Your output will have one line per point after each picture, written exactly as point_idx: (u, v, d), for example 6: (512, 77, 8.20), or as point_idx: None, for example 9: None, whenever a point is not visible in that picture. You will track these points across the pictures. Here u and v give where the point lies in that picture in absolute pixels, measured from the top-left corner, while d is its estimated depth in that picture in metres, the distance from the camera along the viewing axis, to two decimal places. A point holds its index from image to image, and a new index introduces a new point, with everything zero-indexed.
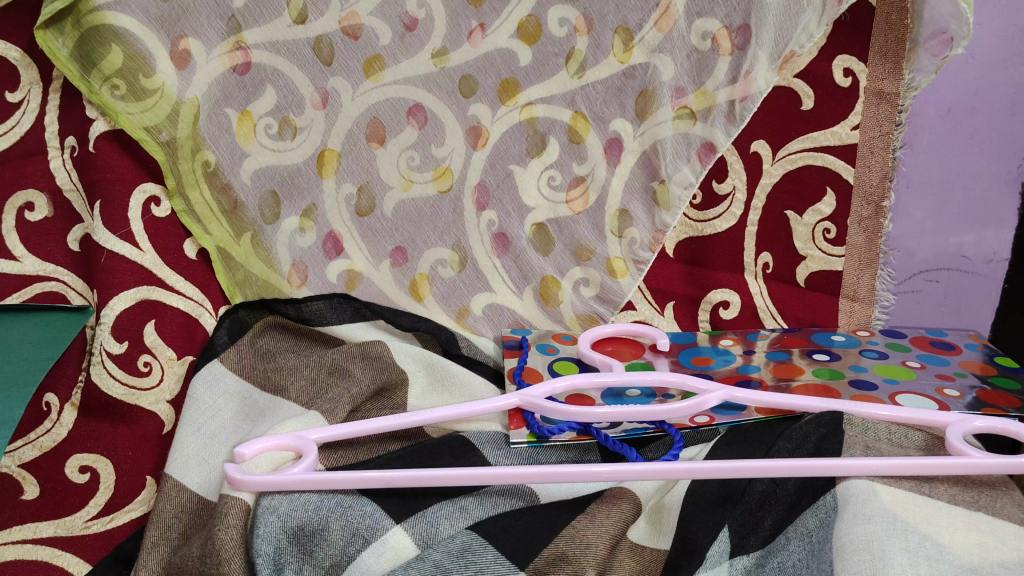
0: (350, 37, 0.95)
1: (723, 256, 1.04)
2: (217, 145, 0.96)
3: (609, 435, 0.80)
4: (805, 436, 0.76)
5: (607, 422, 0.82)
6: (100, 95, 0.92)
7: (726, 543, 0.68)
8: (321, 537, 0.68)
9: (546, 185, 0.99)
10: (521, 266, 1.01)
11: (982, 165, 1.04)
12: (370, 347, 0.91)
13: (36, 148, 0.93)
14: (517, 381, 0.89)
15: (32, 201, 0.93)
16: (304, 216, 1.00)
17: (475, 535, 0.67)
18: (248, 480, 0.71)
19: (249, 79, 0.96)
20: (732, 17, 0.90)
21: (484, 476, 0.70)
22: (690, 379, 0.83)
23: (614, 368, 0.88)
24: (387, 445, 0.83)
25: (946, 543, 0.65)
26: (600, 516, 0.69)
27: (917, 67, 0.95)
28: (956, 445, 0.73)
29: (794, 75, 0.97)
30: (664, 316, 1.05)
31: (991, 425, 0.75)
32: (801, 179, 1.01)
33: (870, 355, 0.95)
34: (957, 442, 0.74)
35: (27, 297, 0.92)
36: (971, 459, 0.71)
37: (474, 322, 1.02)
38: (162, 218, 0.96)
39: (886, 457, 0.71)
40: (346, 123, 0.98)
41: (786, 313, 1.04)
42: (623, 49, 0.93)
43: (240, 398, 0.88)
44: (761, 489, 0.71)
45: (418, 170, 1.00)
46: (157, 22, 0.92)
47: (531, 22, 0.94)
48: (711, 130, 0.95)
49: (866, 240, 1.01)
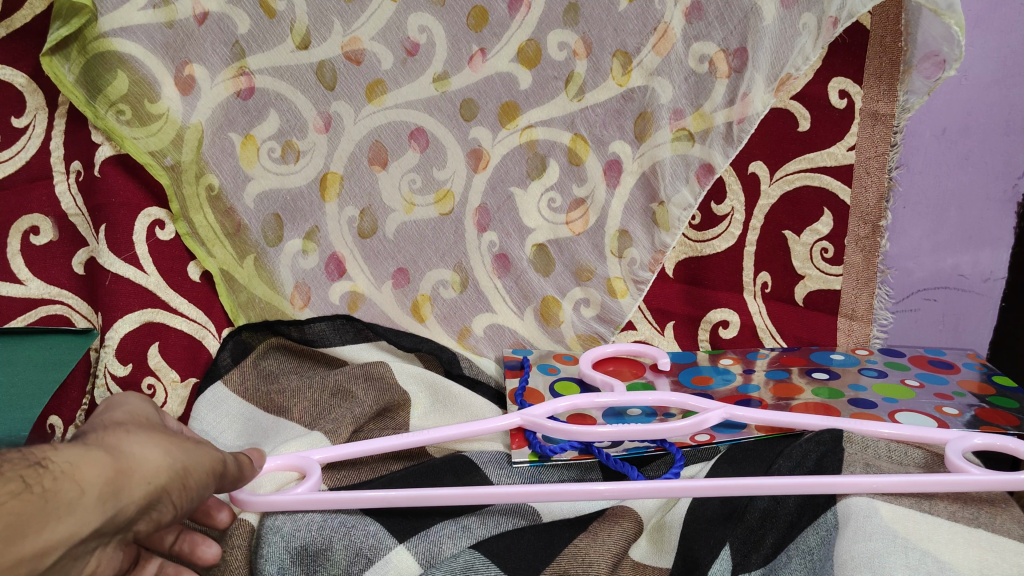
0: (352, 62, 0.97)
1: (723, 276, 1.04)
2: (220, 169, 0.98)
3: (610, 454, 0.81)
4: (805, 454, 0.76)
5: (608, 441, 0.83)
6: (106, 120, 0.94)
7: (728, 562, 0.67)
8: (325, 557, 0.68)
9: (547, 207, 1.00)
10: (522, 287, 1.02)
11: (978, 184, 1.05)
12: (373, 368, 0.92)
13: (42, 172, 0.95)
14: (519, 401, 0.90)
15: (37, 225, 0.95)
16: (307, 238, 1.01)
17: (478, 554, 0.68)
18: (254, 499, 0.71)
19: (252, 103, 0.97)
20: (729, 40, 0.91)
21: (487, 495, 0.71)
22: (690, 399, 0.83)
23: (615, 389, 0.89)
24: (390, 464, 0.84)
25: (947, 559, 0.65)
26: (603, 534, 0.69)
27: (911, 89, 0.96)
28: (956, 462, 0.74)
29: (791, 97, 0.98)
30: (664, 335, 1.05)
31: (986, 443, 0.76)
32: (798, 200, 1.02)
33: (869, 373, 0.96)
34: (956, 458, 0.74)
35: (32, 320, 0.95)
36: (971, 475, 0.71)
37: (475, 343, 1.03)
38: (166, 241, 0.98)
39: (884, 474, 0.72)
40: (349, 146, 0.99)
41: (785, 332, 1.05)
42: (622, 73, 0.95)
43: (243, 420, 0.89)
44: (762, 507, 0.72)
45: (419, 193, 1.01)
46: (163, 48, 0.94)
47: (530, 46, 0.95)
48: (709, 152, 0.95)
49: (863, 259, 1.03)
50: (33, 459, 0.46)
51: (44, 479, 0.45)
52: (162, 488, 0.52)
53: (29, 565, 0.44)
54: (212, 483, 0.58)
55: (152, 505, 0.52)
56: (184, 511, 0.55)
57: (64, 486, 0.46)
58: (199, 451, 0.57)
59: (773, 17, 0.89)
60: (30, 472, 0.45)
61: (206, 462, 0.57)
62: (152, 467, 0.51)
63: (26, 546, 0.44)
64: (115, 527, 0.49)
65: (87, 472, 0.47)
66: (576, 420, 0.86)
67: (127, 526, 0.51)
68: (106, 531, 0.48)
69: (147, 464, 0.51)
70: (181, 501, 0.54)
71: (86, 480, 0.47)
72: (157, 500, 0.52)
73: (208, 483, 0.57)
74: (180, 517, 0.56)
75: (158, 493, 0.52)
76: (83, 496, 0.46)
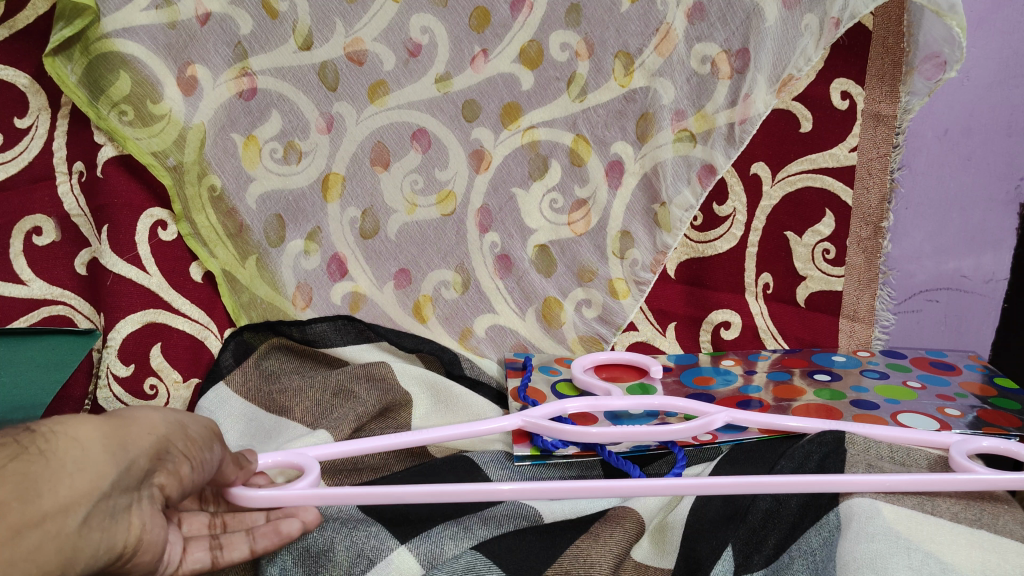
0: (355, 62, 0.97)
1: (725, 277, 1.04)
2: (223, 169, 0.98)
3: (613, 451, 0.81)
4: (807, 455, 0.76)
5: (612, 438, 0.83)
6: (109, 121, 0.94)
7: (730, 562, 0.67)
8: (326, 558, 0.69)
9: (549, 207, 1.00)
10: (524, 288, 1.02)
11: (980, 185, 1.05)
12: (374, 369, 0.92)
13: (44, 173, 0.95)
14: (523, 397, 0.90)
15: (40, 225, 0.95)
16: (309, 238, 1.01)
17: (479, 554, 0.69)
18: (255, 493, 0.69)
19: (254, 104, 0.97)
20: (731, 41, 0.91)
21: (491, 494, 0.70)
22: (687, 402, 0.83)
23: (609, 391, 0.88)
24: (391, 465, 0.84)
25: (950, 560, 0.65)
26: (604, 536, 0.69)
27: (912, 90, 0.96)
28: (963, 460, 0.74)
29: (793, 98, 0.98)
30: (666, 336, 1.05)
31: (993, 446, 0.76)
32: (801, 202, 1.02)
33: (870, 375, 0.96)
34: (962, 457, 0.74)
35: (34, 320, 0.95)
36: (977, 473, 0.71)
37: (477, 343, 1.03)
38: (169, 242, 0.98)
39: (892, 474, 0.72)
40: (351, 147, 1.00)
41: (786, 334, 1.05)
42: (624, 74, 0.95)
43: (245, 420, 0.89)
44: (764, 508, 0.71)
45: (421, 194, 1.01)
46: (166, 49, 0.94)
47: (532, 47, 0.96)
48: (711, 153, 0.95)
49: (865, 260, 1.03)
50: (23, 429, 0.52)
51: (38, 440, 0.50)
52: (164, 440, 0.58)
53: (56, 521, 0.49)
54: (215, 443, 0.64)
55: (162, 457, 0.57)
56: (199, 470, 0.60)
57: (61, 444, 0.51)
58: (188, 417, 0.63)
59: (775, 18, 0.89)
60: (24, 436, 0.50)
61: (198, 426, 0.63)
62: (146, 424, 0.57)
63: (47, 503, 0.48)
64: (132, 479, 0.54)
65: (81, 431, 0.52)
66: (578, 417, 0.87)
67: (144, 480, 0.56)
68: (126, 482, 0.53)
69: (140, 421, 0.57)
70: (190, 455, 0.60)
71: (84, 438, 0.52)
72: (164, 453, 0.57)
73: (212, 442, 0.63)
74: (198, 478, 0.61)
75: (162, 444, 0.57)
76: (87, 452, 0.51)
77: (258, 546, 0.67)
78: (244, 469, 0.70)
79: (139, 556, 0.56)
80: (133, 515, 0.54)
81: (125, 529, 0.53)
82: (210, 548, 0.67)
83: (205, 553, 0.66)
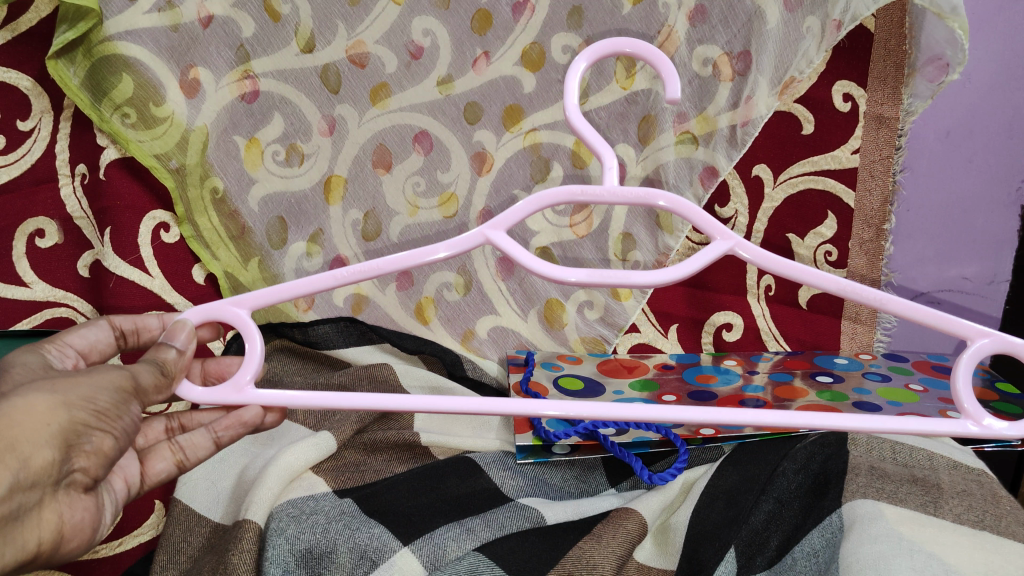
0: (357, 65, 0.97)
1: (727, 278, 1.04)
2: (225, 172, 0.98)
3: (615, 442, 0.81)
4: (809, 457, 0.78)
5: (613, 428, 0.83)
6: (112, 123, 0.94)
7: (733, 564, 0.69)
8: (330, 560, 0.70)
9: (551, 210, 1.00)
10: (526, 290, 1.02)
11: (981, 188, 1.05)
12: (377, 370, 0.91)
13: (47, 175, 0.95)
14: (523, 389, 0.91)
15: (43, 227, 0.95)
16: (311, 241, 1.03)
17: (482, 557, 0.70)
18: (199, 397, 0.62)
19: (257, 107, 0.97)
20: (732, 44, 0.91)
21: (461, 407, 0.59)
22: (705, 211, 0.62)
23: (604, 161, 0.64)
24: (394, 467, 0.85)
25: (952, 562, 0.64)
26: (606, 537, 0.70)
27: (915, 93, 0.95)
28: (965, 404, 0.58)
29: (794, 100, 0.99)
30: (668, 338, 1.06)
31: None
32: (801, 204, 1.02)
33: (872, 378, 0.96)
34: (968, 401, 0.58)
35: (37, 321, 0.96)
36: (963, 428, 0.58)
37: (480, 345, 1.04)
38: (171, 244, 1.00)
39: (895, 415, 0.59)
40: (353, 149, 1.00)
41: (788, 335, 1.04)
42: (626, 76, 0.95)
43: None
44: (767, 511, 0.73)
45: (423, 196, 1.02)
46: (168, 51, 0.92)
47: (534, 49, 0.95)
48: (713, 155, 0.96)
49: (868, 263, 1.03)
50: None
51: None
52: (74, 423, 0.51)
53: None
54: (130, 402, 0.56)
55: (74, 446, 0.51)
56: (121, 435, 0.55)
57: None
58: (92, 378, 0.54)
59: (776, 20, 0.89)
60: None
61: (106, 381, 0.54)
62: (39, 414, 0.49)
63: None
64: (36, 477, 0.49)
65: None
66: None
67: (58, 475, 0.51)
68: (24, 486, 0.48)
69: (34, 415, 0.49)
70: (110, 427, 0.53)
71: None
72: (76, 439, 0.51)
73: (127, 402, 0.55)
74: (123, 441, 0.56)
75: (71, 432, 0.51)
76: None
77: (223, 437, 0.69)
78: (175, 371, 0.61)
79: (66, 544, 0.54)
80: (45, 510, 0.51)
81: (34, 530, 0.51)
82: (172, 457, 0.67)
83: (167, 462, 0.67)
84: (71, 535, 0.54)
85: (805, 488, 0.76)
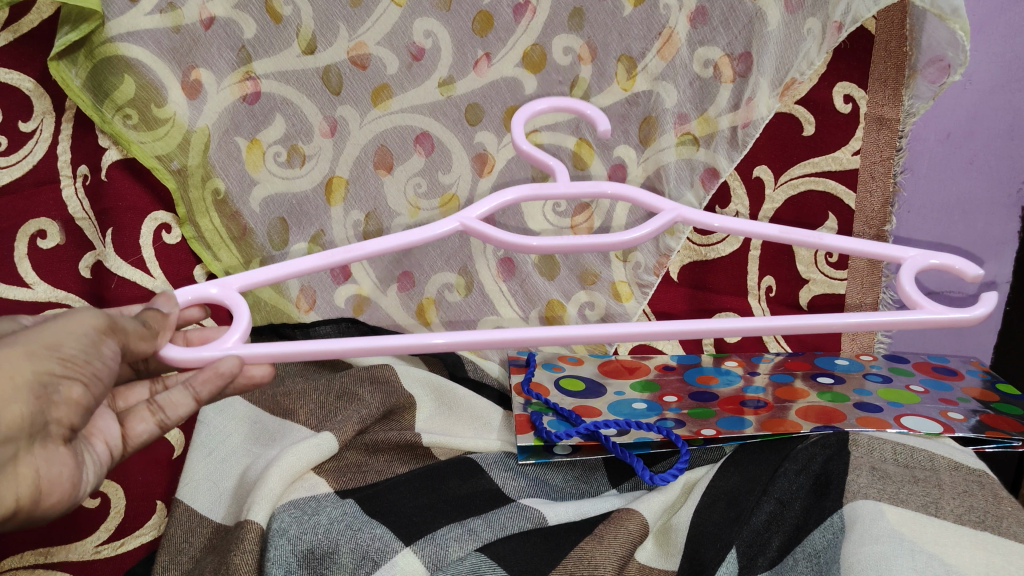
0: (358, 66, 0.97)
1: (727, 279, 1.04)
2: (226, 173, 0.99)
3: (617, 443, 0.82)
4: (810, 457, 0.78)
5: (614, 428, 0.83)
6: (113, 125, 0.94)
7: (734, 564, 0.70)
8: (332, 560, 0.70)
9: (552, 211, 1.01)
10: (527, 291, 1.03)
11: (981, 190, 1.05)
12: (378, 372, 0.91)
13: (48, 176, 0.94)
14: (525, 391, 0.91)
15: (44, 229, 0.95)
16: (312, 241, 1.04)
17: (484, 557, 0.70)
18: (181, 357, 0.65)
19: (258, 108, 0.98)
20: (733, 45, 0.91)
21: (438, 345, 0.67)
22: (647, 192, 0.78)
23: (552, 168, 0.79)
24: (395, 467, 0.86)
25: (953, 562, 0.64)
26: (608, 537, 0.70)
27: (916, 94, 0.94)
28: (913, 301, 0.70)
29: (795, 102, 0.98)
30: (669, 339, 1.06)
31: (945, 260, 0.71)
32: (802, 205, 1.03)
33: (873, 379, 0.96)
34: (913, 295, 0.70)
35: None
36: (916, 317, 0.69)
37: (480, 346, 1.04)
38: (173, 245, 1.00)
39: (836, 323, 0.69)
40: (354, 150, 1.00)
41: (790, 338, 1.04)
42: (627, 77, 0.95)
43: (250, 423, 0.89)
44: (768, 511, 0.74)
45: (425, 197, 1.03)
46: (170, 53, 0.93)
47: (535, 51, 0.95)
48: (714, 156, 0.96)
49: (868, 263, 1.01)
50: None
51: None
52: (41, 374, 0.54)
53: None
54: (104, 344, 0.59)
55: (44, 397, 0.54)
56: (95, 381, 0.58)
57: None
58: (63, 327, 0.58)
59: (777, 22, 0.89)
60: None
61: (77, 329, 0.58)
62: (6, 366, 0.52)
63: None
64: (12, 426, 0.52)
65: None
66: (580, 410, 0.89)
67: (35, 425, 0.54)
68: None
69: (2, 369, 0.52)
70: (78, 374, 0.57)
71: None
72: (44, 389, 0.54)
73: (99, 347, 0.58)
74: (96, 390, 0.58)
75: (37, 382, 0.54)
76: None
77: (201, 393, 0.65)
78: (159, 327, 0.64)
79: (46, 498, 0.56)
80: (21, 464, 0.54)
81: (12, 482, 0.53)
82: (151, 416, 0.66)
83: (149, 422, 0.66)
84: (49, 489, 0.56)
85: (805, 488, 0.76)
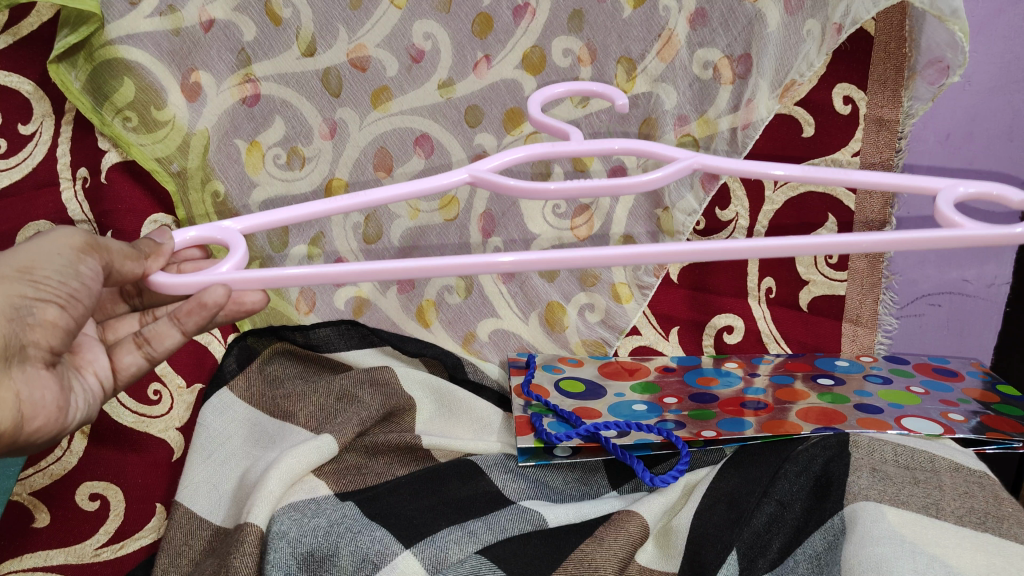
0: (358, 69, 0.97)
1: (730, 282, 1.03)
2: (226, 175, 0.99)
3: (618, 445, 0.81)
4: (811, 458, 0.78)
5: (614, 430, 0.83)
6: (112, 127, 0.94)
7: (735, 566, 0.70)
8: (332, 562, 0.70)
9: (552, 213, 1.01)
10: (527, 293, 1.02)
11: None
12: (378, 373, 0.92)
13: (48, 179, 0.93)
14: (526, 393, 0.91)
15: (43, 231, 0.93)
16: (313, 244, 1.02)
17: (484, 559, 0.70)
18: (173, 282, 0.63)
19: (258, 110, 0.98)
20: (732, 47, 0.92)
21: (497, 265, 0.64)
22: (661, 145, 0.74)
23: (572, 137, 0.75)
24: (395, 468, 0.85)
25: (954, 564, 0.65)
26: (609, 539, 0.71)
27: (916, 95, 0.94)
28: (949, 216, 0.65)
29: (794, 103, 0.99)
30: (669, 341, 1.05)
31: (985, 187, 0.67)
32: (802, 206, 1.02)
33: (874, 380, 0.96)
34: (949, 213, 0.65)
35: None
36: (952, 231, 0.64)
37: (480, 348, 1.04)
38: None
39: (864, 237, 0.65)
40: (354, 152, 1.01)
41: (789, 338, 1.04)
42: (626, 79, 0.95)
43: (250, 424, 0.89)
44: (769, 513, 0.73)
45: (425, 198, 1.01)
46: (169, 56, 0.93)
47: (535, 52, 0.95)
48: (713, 157, 0.97)
49: (868, 265, 1.00)
50: None
51: None
52: (13, 297, 0.55)
53: None
54: (83, 263, 0.59)
55: (17, 319, 0.55)
56: (73, 302, 0.59)
57: None
58: (44, 247, 0.59)
59: (776, 24, 0.89)
60: None
61: (56, 249, 0.59)
62: None
63: None
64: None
65: None
66: (580, 411, 0.89)
67: (10, 347, 0.55)
68: None
69: None
70: (53, 296, 0.57)
71: None
72: (16, 311, 0.55)
73: (77, 267, 0.59)
74: (75, 312, 0.59)
75: (8, 305, 0.55)
76: None
77: (187, 325, 0.65)
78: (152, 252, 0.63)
79: (31, 422, 0.58)
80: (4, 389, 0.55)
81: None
82: (137, 350, 0.67)
83: (136, 355, 0.67)
84: (33, 413, 0.58)
85: (806, 489, 0.76)
